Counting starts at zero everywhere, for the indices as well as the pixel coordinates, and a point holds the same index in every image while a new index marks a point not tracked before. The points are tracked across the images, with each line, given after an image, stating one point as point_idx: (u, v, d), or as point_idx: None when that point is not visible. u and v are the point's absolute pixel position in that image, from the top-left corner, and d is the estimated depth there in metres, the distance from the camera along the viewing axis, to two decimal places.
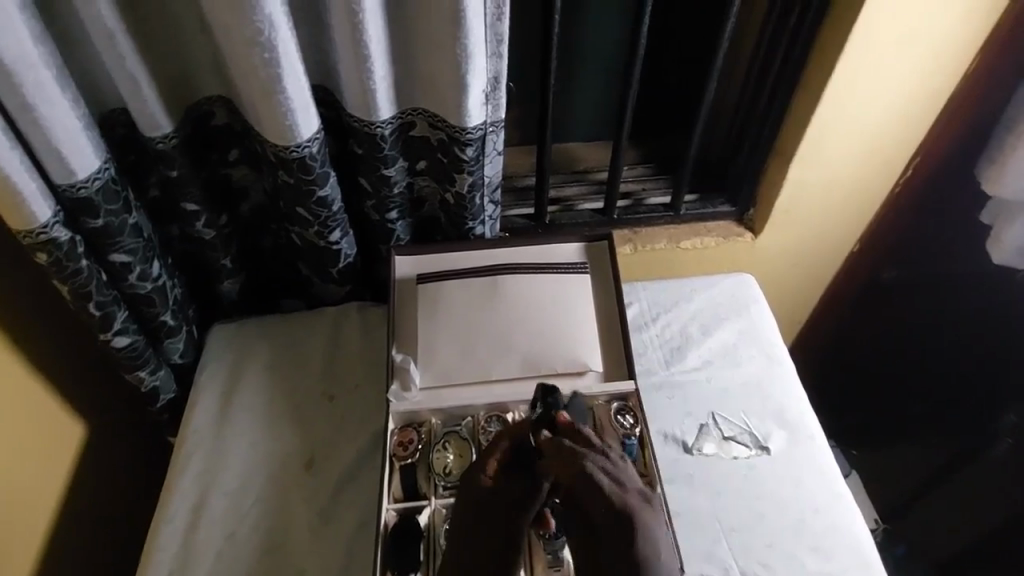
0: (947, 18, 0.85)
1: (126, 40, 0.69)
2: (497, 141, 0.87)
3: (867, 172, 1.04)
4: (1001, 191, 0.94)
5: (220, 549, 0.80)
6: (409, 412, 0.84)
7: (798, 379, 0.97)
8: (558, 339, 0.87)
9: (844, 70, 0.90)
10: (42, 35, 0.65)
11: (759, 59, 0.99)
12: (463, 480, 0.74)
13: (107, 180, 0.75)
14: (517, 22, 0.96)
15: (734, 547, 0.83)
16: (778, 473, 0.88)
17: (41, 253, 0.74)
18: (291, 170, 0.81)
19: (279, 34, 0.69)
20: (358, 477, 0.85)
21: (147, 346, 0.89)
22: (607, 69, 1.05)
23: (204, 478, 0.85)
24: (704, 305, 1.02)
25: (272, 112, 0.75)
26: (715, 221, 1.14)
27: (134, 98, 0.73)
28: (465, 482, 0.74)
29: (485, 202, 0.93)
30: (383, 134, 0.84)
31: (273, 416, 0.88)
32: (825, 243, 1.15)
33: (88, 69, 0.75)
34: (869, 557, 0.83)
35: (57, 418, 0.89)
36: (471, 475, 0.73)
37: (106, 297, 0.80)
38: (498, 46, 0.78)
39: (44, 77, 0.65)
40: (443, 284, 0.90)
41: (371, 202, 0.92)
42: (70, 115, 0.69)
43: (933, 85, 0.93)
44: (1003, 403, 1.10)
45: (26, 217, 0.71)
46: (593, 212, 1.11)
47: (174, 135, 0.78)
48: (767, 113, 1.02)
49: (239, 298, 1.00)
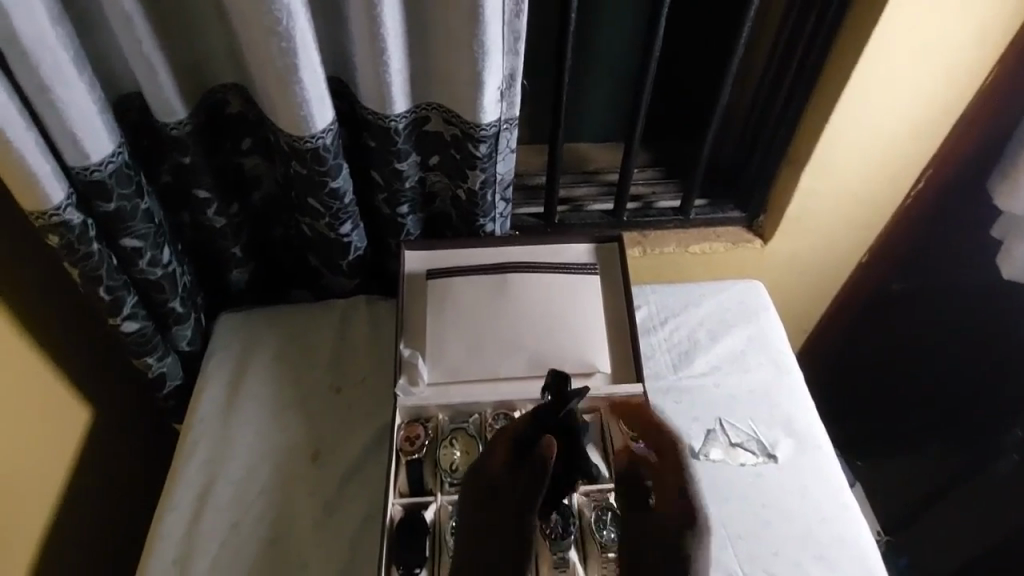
0: (964, 28, 0.85)
1: (143, 25, 0.69)
2: (510, 139, 0.86)
3: (880, 180, 1.04)
4: (1013, 206, 0.95)
5: (224, 538, 0.80)
6: (417, 407, 0.84)
7: (806, 389, 0.96)
8: (566, 338, 0.87)
9: (861, 76, 0.89)
10: (60, 15, 0.65)
11: (775, 61, 0.99)
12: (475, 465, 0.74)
13: (120, 163, 0.75)
14: (534, 20, 0.97)
15: (740, 554, 0.83)
16: (785, 482, 0.88)
17: (53, 236, 0.74)
18: (304, 160, 0.80)
19: (297, 24, 0.69)
20: (363, 472, 0.84)
21: (155, 333, 0.88)
22: (621, 69, 1.05)
23: (209, 467, 0.84)
24: (713, 309, 1.01)
25: (287, 102, 0.75)
26: (725, 227, 1.13)
27: (151, 83, 0.73)
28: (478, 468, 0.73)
29: (496, 200, 0.93)
30: (396, 127, 0.84)
31: (278, 407, 0.88)
32: (835, 251, 1.15)
33: (106, 54, 0.75)
34: (875, 570, 0.83)
35: (63, 403, 0.88)
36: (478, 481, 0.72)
37: (116, 282, 0.80)
38: (514, 44, 0.78)
39: (62, 60, 0.66)
40: (452, 281, 0.90)
41: (382, 195, 0.92)
42: (86, 99, 0.69)
43: (949, 94, 0.93)
44: (1008, 419, 1.09)
45: (39, 198, 0.71)
46: (602, 214, 1.10)
47: (188, 121, 0.79)
48: (781, 118, 1.02)
49: (248, 288, 1.00)
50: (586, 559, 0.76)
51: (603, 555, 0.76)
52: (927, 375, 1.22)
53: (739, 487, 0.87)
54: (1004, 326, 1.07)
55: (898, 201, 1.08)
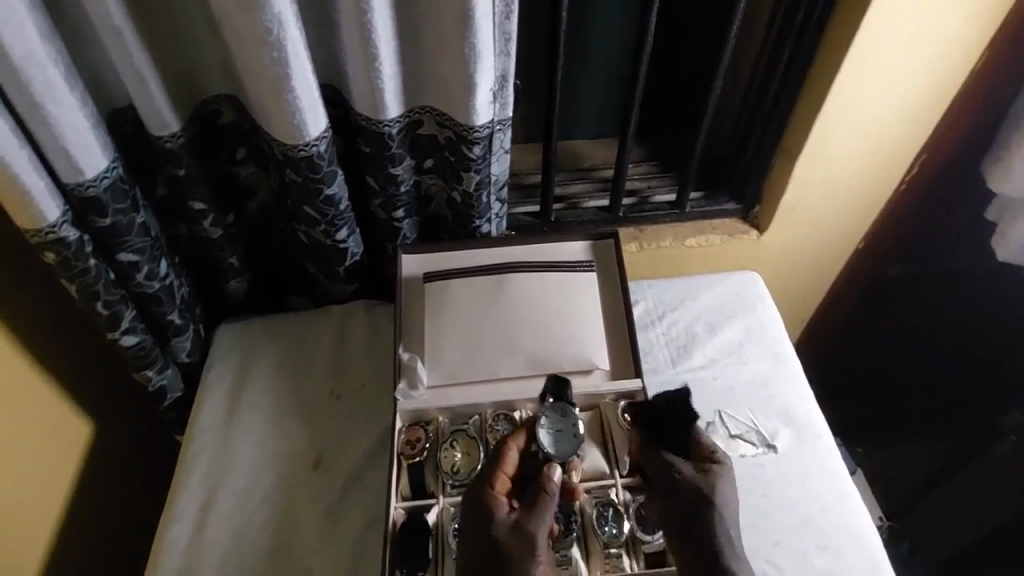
0: (952, 18, 0.85)
1: (134, 39, 0.69)
2: (504, 139, 0.86)
3: (873, 170, 1.04)
4: (1008, 189, 0.95)
5: (230, 547, 0.80)
6: (417, 411, 0.84)
7: (805, 378, 0.97)
8: (565, 339, 0.87)
9: (851, 69, 0.90)
10: (51, 33, 0.65)
11: (766, 57, 0.99)
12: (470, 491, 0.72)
13: (115, 178, 0.75)
14: (525, 19, 0.96)
15: (743, 544, 0.83)
16: (786, 472, 0.89)
17: (49, 253, 0.74)
18: (298, 168, 0.81)
19: (287, 33, 0.69)
20: (364, 479, 0.85)
21: (154, 346, 0.89)
22: (614, 65, 1.04)
23: (212, 477, 0.84)
24: (712, 302, 1.02)
25: (280, 114, 0.75)
26: (722, 218, 1.13)
27: (143, 98, 0.73)
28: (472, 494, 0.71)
29: (492, 201, 0.93)
30: (390, 133, 0.84)
31: (280, 415, 0.89)
32: (831, 241, 1.15)
33: (96, 69, 0.75)
34: (877, 556, 0.83)
35: (65, 419, 0.89)
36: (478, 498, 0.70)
37: (113, 297, 0.80)
38: (506, 44, 0.78)
39: (55, 80, 0.65)
40: (450, 282, 0.90)
41: (378, 200, 0.92)
42: (79, 117, 0.69)
43: (940, 81, 0.93)
44: (1005, 404, 1.09)
45: (34, 216, 0.71)
46: (598, 211, 1.11)
47: (180, 133, 0.79)
48: (772, 112, 1.02)
49: (246, 297, 1.00)
50: (588, 556, 0.77)
51: (606, 553, 0.76)
52: (925, 360, 1.22)
53: (740, 480, 0.88)
54: (998, 310, 1.08)
55: (893, 187, 1.08)
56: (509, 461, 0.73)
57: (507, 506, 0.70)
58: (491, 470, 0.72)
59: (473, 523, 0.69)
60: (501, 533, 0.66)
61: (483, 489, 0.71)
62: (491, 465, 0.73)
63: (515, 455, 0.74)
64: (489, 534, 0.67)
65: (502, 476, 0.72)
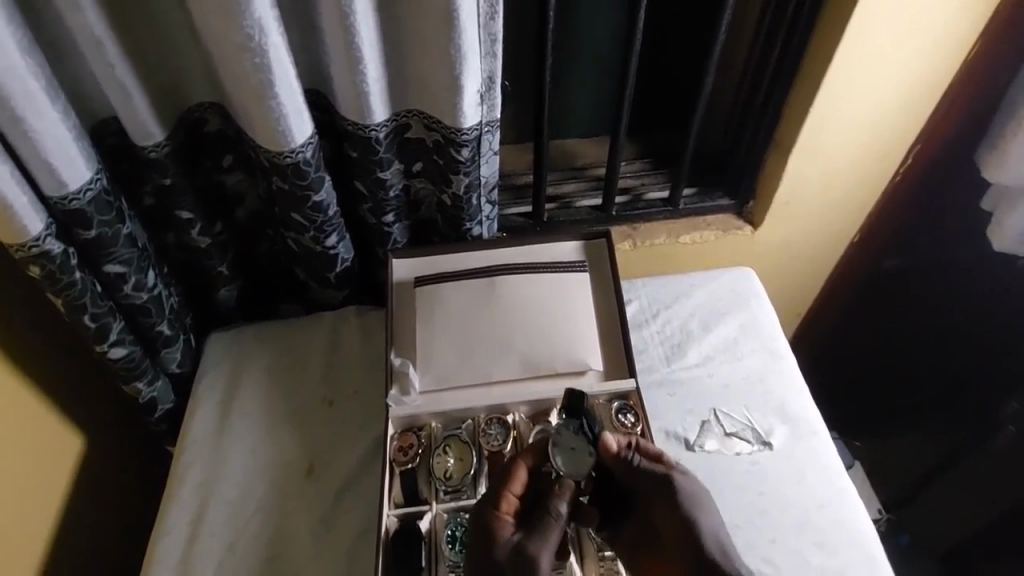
0: (944, 10, 0.84)
1: (114, 49, 0.69)
2: (492, 141, 0.86)
3: (866, 164, 1.03)
4: (1003, 177, 0.93)
5: (222, 558, 0.80)
6: (410, 416, 0.84)
7: (800, 374, 0.97)
8: (557, 341, 0.86)
9: (843, 63, 0.89)
10: (30, 45, 0.65)
11: (757, 51, 0.98)
12: (476, 511, 0.70)
13: (99, 190, 0.74)
14: (513, 18, 0.95)
15: (739, 544, 0.83)
16: (781, 469, 0.88)
17: (34, 267, 0.74)
18: (285, 175, 0.80)
19: (270, 39, 0.68)
20: (356, 487, 0.85)
21: (144, 357, 0.88)
22: (604, 61, 1.03)
23: (204, 487, 0.84)
24: (705, 299, 1.01)
25: (265, 122, 0.75)
26: (715, 215, 1.13)
27: (126, 108, 0.73)
28: (477, 516, 0.69)
29: (482, 203, 0.93)
30: (377, 137, 0.83)
31: (272, 422, 0.88)
32: (825, 236, 1.15)
33: (80, 80, 0.75)
34: (875, 553, 0.83)
35: (55, 432, 0.89)
36: (484, 519, 0.68)
37: (100, 309, 0.80)
38: (492, 46, 0.77)
39: (35, 93, 0.65)
40: (440, 286, 0.89)
41: (367, 205, 0.91)
42: (60, 129, 0.68)
43: (933, 72, 0.92)
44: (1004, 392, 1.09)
45: (18, 230, 0.70)
46: (591, 210, 1.10)
47: (165, 143, 0.78)
48: (764, 106, 1.01)
49: (238, 303, 1.00)
50: (583, 558, 0.77)
51: (599, 555, 0.76)
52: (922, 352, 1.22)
53: (735, 479, 0.87)
54: (994, 303, 1.07)
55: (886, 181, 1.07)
56: (516, 480, 0.71)
57: (512, 527, 0.68)
58: (500, 491, 0.71)
59: (477, 544, 0.67)
60: (503, 557, 0.64)
61: (488, 511, 0.69)
62: (497, 488, 0.71)
63: (524, 475, 0.72)
64: (490, 557, 0.65)
65: (508, 496, 0.70)
